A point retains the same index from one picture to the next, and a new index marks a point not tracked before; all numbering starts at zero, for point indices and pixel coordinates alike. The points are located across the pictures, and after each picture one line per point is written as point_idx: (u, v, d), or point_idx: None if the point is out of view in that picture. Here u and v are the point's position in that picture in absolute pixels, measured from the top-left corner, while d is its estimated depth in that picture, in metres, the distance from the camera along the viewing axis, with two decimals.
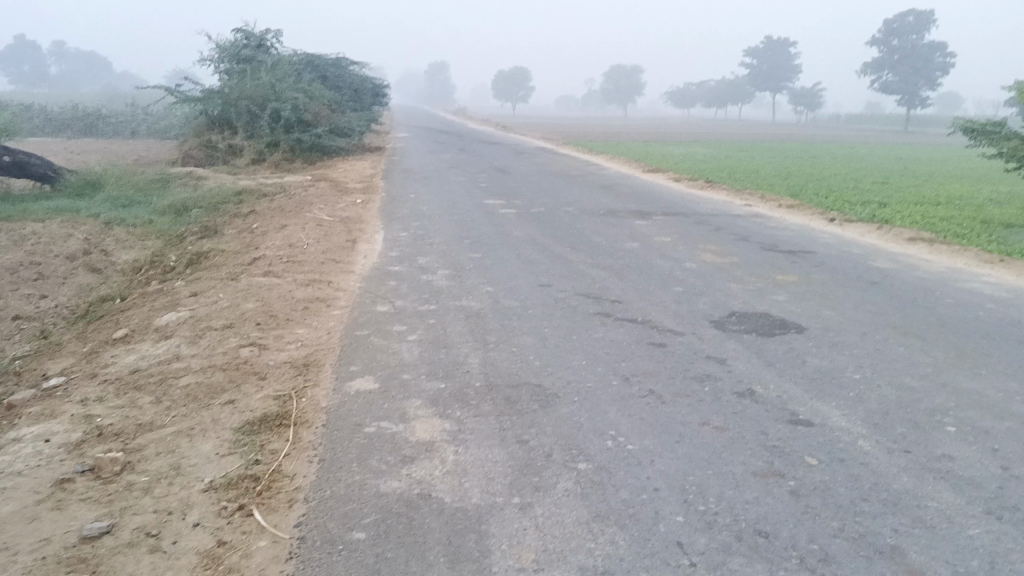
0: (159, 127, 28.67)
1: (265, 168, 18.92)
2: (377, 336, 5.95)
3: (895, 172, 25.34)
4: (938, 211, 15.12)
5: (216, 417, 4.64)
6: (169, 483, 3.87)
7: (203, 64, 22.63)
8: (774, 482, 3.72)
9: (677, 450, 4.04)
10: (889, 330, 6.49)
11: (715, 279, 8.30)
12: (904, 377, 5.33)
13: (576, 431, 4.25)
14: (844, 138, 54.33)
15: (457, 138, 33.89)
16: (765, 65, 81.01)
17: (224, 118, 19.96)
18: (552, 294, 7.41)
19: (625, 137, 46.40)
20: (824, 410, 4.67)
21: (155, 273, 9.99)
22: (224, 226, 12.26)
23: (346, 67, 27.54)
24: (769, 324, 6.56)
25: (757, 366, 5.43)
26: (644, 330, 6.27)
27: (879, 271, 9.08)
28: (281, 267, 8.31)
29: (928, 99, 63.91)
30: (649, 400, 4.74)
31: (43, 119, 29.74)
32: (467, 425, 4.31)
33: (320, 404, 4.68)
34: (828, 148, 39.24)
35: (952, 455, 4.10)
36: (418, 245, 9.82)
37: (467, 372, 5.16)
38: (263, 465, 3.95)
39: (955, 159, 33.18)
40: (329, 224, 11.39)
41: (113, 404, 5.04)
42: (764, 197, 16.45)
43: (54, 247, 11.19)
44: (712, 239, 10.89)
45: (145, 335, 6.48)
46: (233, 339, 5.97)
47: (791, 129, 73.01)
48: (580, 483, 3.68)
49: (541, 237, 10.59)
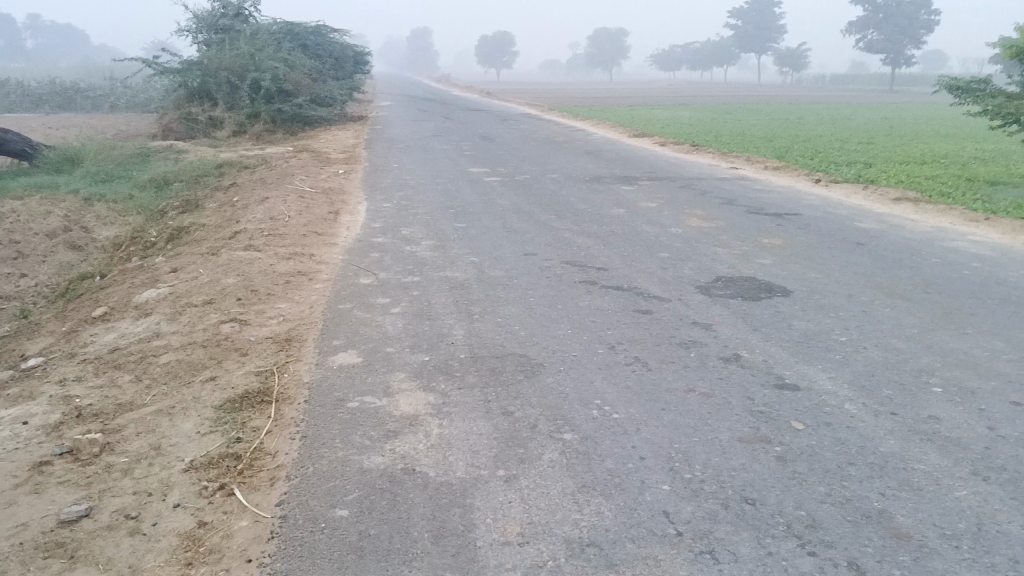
0: (138, 100, 28.26)
1: (247, 140, 18.67)
2: (360, 309, 5.88)
3: (881, 131, 25.28)
4: (923, 170, 15.08)
5: (196, 395, 4.58)
6: (149, 463, 3.81)
7: (180, 34, 22.25)
8: (761, 449, 3.70)
9: (663, 418, 4.01)
10: (874, 292, 6.46)
11: (701, 244, 8.25)
12: (891, 338, 5.31)
13: (561, 400, 4.21)
14: (828, 99, 54.21)
15: (441, 106, 33.60)
16: (750, 26, 80.45)
17: (204, 89, 19.65)
18: (537, 263, 7.34)
19: (609, 100, 46.18)
20: (811, 374, 4.64)
21: (135, 249, 9.86)
22: (206, 200, 12.10)
23: (326, 35, 27.13)
24: (755, 288, 6.52)
25: (743, 331, 5.40)
26: (630, 297, 6.22)
27: (865, 232, 9.05)
28: (261, 240, 8.20)
29: (913, 57, 63.75)
30: (634, 368, 4.70)
31: (21, 95, 29.29)
32: (451, 397, 4.26)
33: (302, 380, 4.62)
34: (813, 110, 39.14)
35: (939, 416, 4.08)
36: (401, 215, 9.72)
37: (451, 344, 5.10)
38: (245, 443, 3.91)
39: (939, 118, 33.19)
40: (311, 195, 11.26)
41: (92, 384, 4.97)
42: (750, 160, 16.39)
43: (33, 224, 11.03)
44: (698, 203, 10.83)
45: (124, 313, 6.38)
46: (214, 315, 5.89)
47: (777, 90, 72.78)
48: (566, 454, 3.64)
49: (526, 205, 10.50)
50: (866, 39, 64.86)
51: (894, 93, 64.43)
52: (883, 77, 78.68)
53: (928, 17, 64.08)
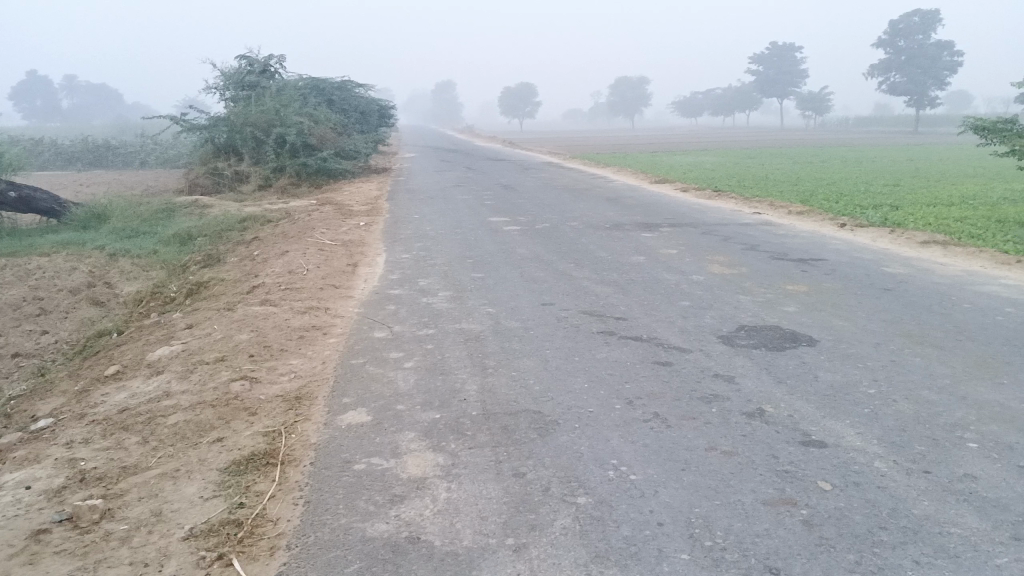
0: (168, 156, 28.77)
1: (271, 194, 18.86)
2: (372, 364, 5.77)
3: (907, 173, 24.96)
4: (951, 212, 14.82)
5: (203, 456, 4.47)
6: (149, 531, 3.68)
7: (209, 92, 22.72)
8: (786, 512, 3.50)
9: (682, 479, 3.82)
10: (903, 340, 6.25)
11: (724, 292, 8.08)
12: (922, 390, 5.08)
13: (576, 461, 4.04)
14: (851, 142, 54.10)
15: (464, 156, 33.89)
16: (771, 71, 80.68)
17: (230, 144, 19.94)
18: (555, 313, 7.20)
19: (631, 147, 46.38)
20: (838, 429, 4.44)
21: (155, 304, 9.86)
22: (228, 254, 12.15)
23: (351, 89, 27.59)
24: (779, 338, 6.32)
25: (766, 383, 5.21)
26: (649, 348, 6.06)
27: (893, 278, 8.84)
28: (278, 295, 8.16)
29: (938, 99, 63.52)
30: (652, 424, 4.52)
31: (54, 153, 30.02)
32: (461, 458, 4.11)
33: (310, 440, 4.49)
34: (837, 153, 38.91)
35: (975, 475, 3.86)
36: (420, 267, 9.66)
37: (463, 401, 4.95)
38: (248, 508, 3.78)
39: (967, 159, 32.78)
40: (330, 248, 11.27)
41: (99, 446, 4.87)
42: (773, 205, 16.21)
43: (58, 281, 11.11)
44: (720, 249, 10.67)
45: (137, 371, 6.32)
46: (225, 373, 5.81)
47: (800, 133, 72.71)
48: (579, 519, 3.47)
49: (545, 254, 10.41)
50: (889, 81, 64.75)
51: (918, 134, 64.12)
52: (907, 119, 78.46)
53: (951, 58, 63.95)
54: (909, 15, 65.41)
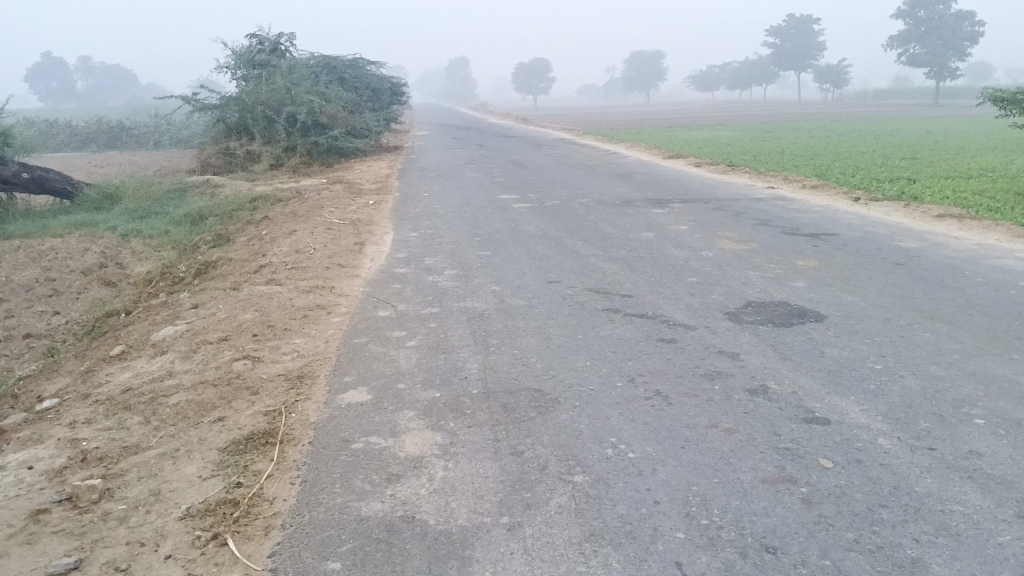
0: (182, 136, 28.76)
1: (283, 173, 18.84)
2: (375, 343, 5.75)
3: (926, 147, 24.59)
4: (970, 185, 14.58)
5: (203, 436, 4.47)
6: (147, 510, 3.69)
7: (220, 71, 22.67)
8: (785, 490, 3.45)
9: (681, 457, 3.78)
10: (913, 315, 6.16)
11: (733, 268, 8.00)
12: (929, 365, 5.00)
13: (575, 439, 4.00)
14: (869, 115, 53.43)
15: (478, 133, 33.70)
16: (788, 44, 79.64)
17: (241, 124, 19.91)
18: (561, 290, 7.16)
19: (648, 124, 46.06)
20: (842, 406, 4.38)
21: (165, 284, 9.88)
22: (238, 233, 12.16)
23: (363, 67, 27.46)
24: (786, 314, 6.25)
25: (772, 360, 5.15)
26: (655, 325, 6.00)
27: (905, 252, 8.72)
28: (284, 274, 8.15)
29: (959, 71, 62.57)
30: (654, 402, 4.47)
31: (70, 135, 30.10)
32: (459, 437, 4.08)
33: (309, 420, 4.48)
34: (856, 126, 38.33)
35: (981, 451, 3.79)
36: (427, 245, 9.62)
37: (464, 379, 4.92)
38: (245, 488, 3.77)
39: (987, 131, 32.25)
40: (338, 227, 11.24)
41: (101, 426, 4.89)
42: (787, 179, 16.00)
43: (70, 262, 11.16)
44: (731, 225, 10.56)
45: (141, 351, 6.34)
46: (228, 352, 5.81)
47: (818, 106, 71.93)
48: (575, 498, 3.43)
49: (554, 231, 10.34)
50: (909, 52, 63.70)
51: (939, 106, 63.18)
52: (927, 91, 77.36)
53: (973, 28, 62.80)
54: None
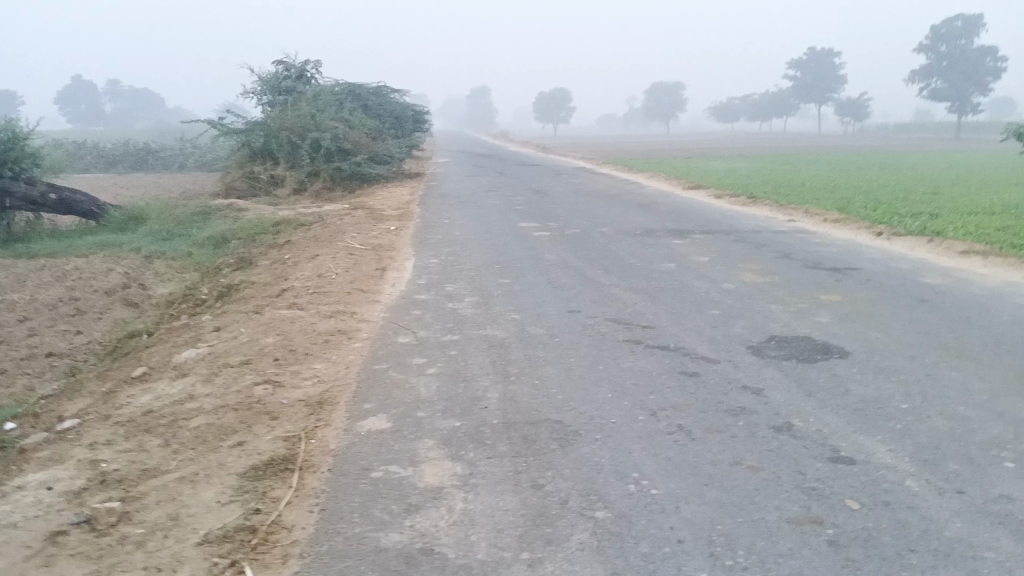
0: (207, 160, 29.07)
1: (305, 197, 19.00)
2: (395, 370, 5.74)
3: (948, 182, 24.47)
4: (993, 221, 14.46)
5: (223, 460, 4.46)
6: (165, 535, 3.67)
7: (247, 96, 22.95)
8: (811, 531, 3.39)
9: (705, 495, 3.72)
10: (939, 353, 6.08)
11: (755, 301, 7.94)
12: (957, 406, 4.91)
13: (596, 473, 3.96)
14: (890, 148, 53.16)
15: (498, 161, 33.90)
16: (809, 77, 79.71)
17: (265, 149, 20.09)
18: (581, 320, 7.12)
19: (666, 154, 46.21)
20: (868, 445, 4.31)
21: (186, 306, 9.93)
22: (260, 257, 12.23)
23: (387, 95, 27.74)
24: (810, 349, 6.18)
25: (796, 396, 5.08)
26: (677, 357, 5.96)
27: (930, 288, 8.63)
28: (306, 299, 8.18)
29: (981, 106, 62.34)
30: (676, 437, 4.42)
31: (97, 156, 30.49)
32: (479, 468, 4.04)
33: (329, 446, 4.46)
34: (876, 160, 38.24)
35: (1012, 496, 3.71)
36: (447, 272, 9.63)
37: (485, 409, 4.89)
38: (263, 515, 3.75)
39: (1011, 167, 32.06)
40: (360, 252, 11.28)
41: (121, 448, 4.89)
42: (809, 212, 15.94)
43: (94, 282, 11.25)
44: (752, 257, 10.51)
45: (162, 373, 6.36)
46: (248, 376, 5.82)
47: (838, 140, 71.86)
48: (597, 535, 3.38)
49: (574, 260, 10.32)
50: (931, 87, 63.63)
51: (961, 141, 62.86)
52: (950, 125, 77.19)
53: (995, 64, 62.66)
54: (951, 20, 64.49)
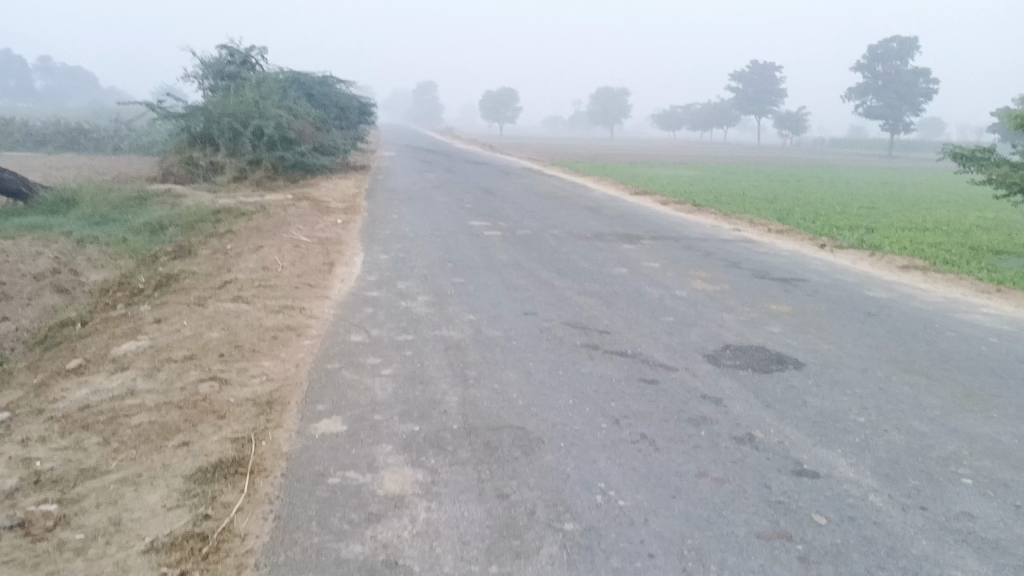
0: (142, 143, 28.08)
1: (247, 186, 18.51)
2: (348, 370, 5.56)
3: (882, 197, 25.15)
4: (928, 237, 14.89)
5: (168, 461, 4.23)
6: (107, 542, 3.45)
7: (187, 80, 22.29)
8: (782, 547, 3.36)
9: (674, 507, 3.67)
10: (889, 367, 6.17)
11: (707, 308, 7.97)
12: (912, 421, 4.97)
13: (562, 483, 3.87)
14: (825, 162, 54.58)
15: (444, 157, 33.73)
16: (750, 89, 81.23)
17: (206, 134, 19.50)
18: (537, 324, 7.02)
19: (611, 158, 46.61)
20: (829, 459, 4.32)
21: (122, 295, 9.52)
22: (200, 246, 11.83)
23: (332, 85, 27.24)
24: (765, 359, 6.20)
25: (755, 407, 5.07)
26: (635, 364, 5.91)
27: (876, 301, 8.79)
28: (251, 292, 7.91)
29: (913, 125, 64.40)
30: (640, 447, 4.36)
31: (26, 134, 29.29)
32: (441, 475, 3.91)
33: (281, 450, 4.27)
34: (814, 173, 39.11)
35: (973, 513, 3.74)
36: (398, 269, 9.43)
37: (444, 413, 4.75)
38: (214, 521, 3.55)
39: (941, 185, 33.12)
40: (306, 245, 11.00)
41: (56, 445, 4.62)
42: (752, 222, 16.16)
43: (22, 266, 10.71)
44: (702, 265, 10.56)
45: (100, 366, 6.06)
46: (192, 372, 5.56)
47: (776, 152, 73.52)
48: (566, 548, 3.29)
49: (526, 261, 10.24)
50: (866, 105, 65.60)
51: (893, 158, 64.87)
52: (882, 142, 79.63)
53: (928, 85, 64.83)
54: (888, 40, 66.51)
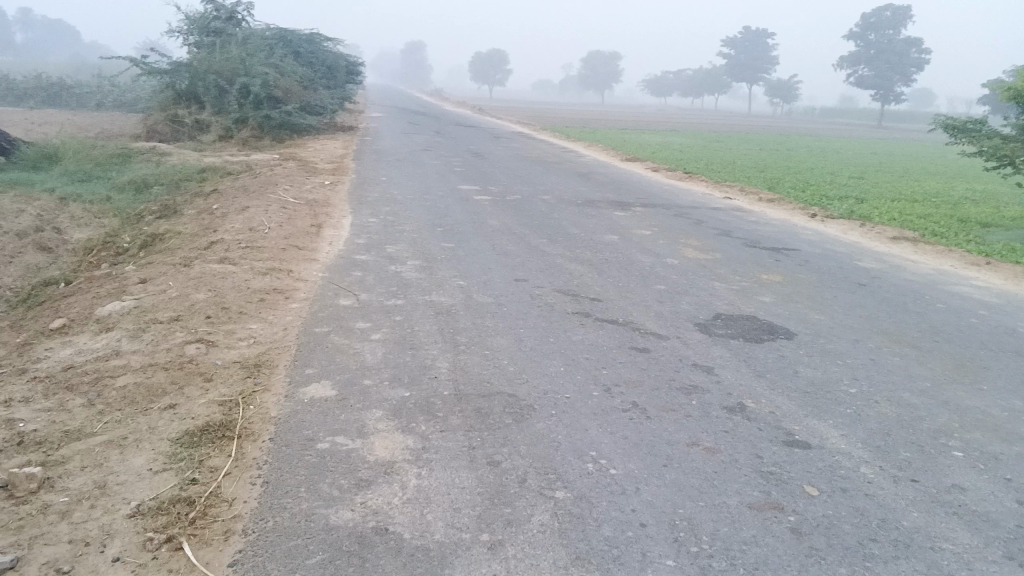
0: (126, 100, 27.57)
1: (233, 145, 18.24)
2: (337, 334, 5.49)
3: (872, 167, 25.12)
4: (917, 209, 14.89)
5: (153, 424, 4.17)
6: (92, 506, 3.40)
7: (172, 36, 21.82)
8: (773, 518, 3.35)
9: (666, 477, 3.65)
10: (880, 338, 6.16)
11: (699, 277, 7.93)
12: (903, 392, 4.97)
13: (554, 451, 3.84)
14: (813, 131, 54.44)
15: (433, 120, 33.38)
16: (741, 56, 80.68)
17: (191, 92, 19.15)
18: (528, 290, 6.97)
19: (601, 123, 46.28)
20: (821, 430, 4.30)
21: (106, 254, 9.38)
22: (185, 205, 11.66)
23: (320, 43, 26.78)
24: (756, 329, 6.18)
25: (747, 377, 5.05)
26: (626, 332, 5.87)
27: (866, 272, 8.79)
28: (238, 253, 7.80)
29: (903, 95, 64.21)
30: (632, 415, 4.33)
31: (6, 88, 28.70)
32: (431, 442, 3.88)
33: (269, 414, 4.21)
34: (804, 142, 39.00)
35: (963, 486, 3.75)
36: (387, 232, 9.33)
37: (434, 379, 4.70)
38: (201, 486, 3.50)
39: (931, 157, 33.13)
40: (294, 206, 10.85)
41: (39, 406, 4.55)
42: (742, 190, 16.10)
43: (4, 223, 10.53)
44: (692, 233, 10.50)
45: (84, 327, 5.96)
46: (179, 334, 5.48)
47: (765, 120, 73.24)
48: (558, 517, 3.27)
49: (516, 226, 10.15)
50: (857, 74, 65.32)
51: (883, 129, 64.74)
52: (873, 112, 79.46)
53: (919, 56, 64.55)
54: (881, 10, 66.06)
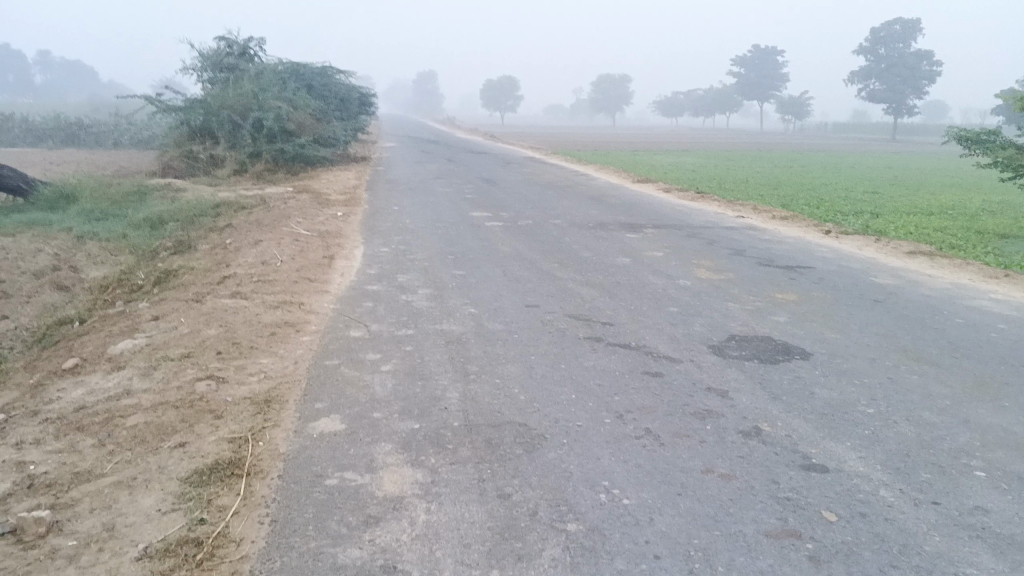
0: (143, 137, 27.91)
1: (247, 179, 18.40)
2: (348, 366, 5.47)
3: (887, 181, 24.97)
4: (933, 222, 14.75)
5: (163, 464, 4.15)
6: (99, 549, 3.37)
7: (186, 73, 22.12)
8: (791, 546, 3.27)
9: (679, 506, 3.58)
10: (898, 355, 6.07)
11: (712, 298, 7.87)
12: (922, 411, 4.87)
13: (566, 481, 3.78)
14: (826, 147, 54.24)
15: (446, 147, 33.60)
16: (752, 74, 80.79)
17: (205, 127, 19.36)
18: (539, 316, 6.92)
19: (613, 145, 46.36)
20: (838, 453, 4.22)
21: (121, 291, 9.44)
22: (199, 240, 11.74)
23: (332, 76, 27.05)
24: (771, 350, 6.10)
25: (762, 400, 4.97)
26: (639, 357, 5.81)
27: (883, 288, 8.69)
28: (250, 287, 7.82)
29: (916, 108, 63.95)
30: (645, 442, 4.27)
31: (26, 130, 29.16)
32: (441, 476, 3.83)
33: (279, 450, 4.18)
34: (818, 158, 38.86)
35: (986, 507, 3.65)
36: (398, 262, 9.34)
37: (445, 410, 4.66)
38: (209, 525, 3.47)
39: (947, 169, 32.90)
40: (306, 238, 10.89)
41: (50, 449, 4.55)
42: (756, 209, 16.01)
43: (21, 264, 10.64)
44: (705, 253, 10.43)
45: (96, 366, 5.98)
46: (189, 371, 5.48)
47: (778, 137, 73.11)
48: (570, 550, 3.21)
49: (528, 252, 10.14)
50: (869, 89, 65.18)
51: (897, 142, 64.39)
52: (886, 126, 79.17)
53: (931, 68, 64.35)
54: (890, 24, 66.06)
